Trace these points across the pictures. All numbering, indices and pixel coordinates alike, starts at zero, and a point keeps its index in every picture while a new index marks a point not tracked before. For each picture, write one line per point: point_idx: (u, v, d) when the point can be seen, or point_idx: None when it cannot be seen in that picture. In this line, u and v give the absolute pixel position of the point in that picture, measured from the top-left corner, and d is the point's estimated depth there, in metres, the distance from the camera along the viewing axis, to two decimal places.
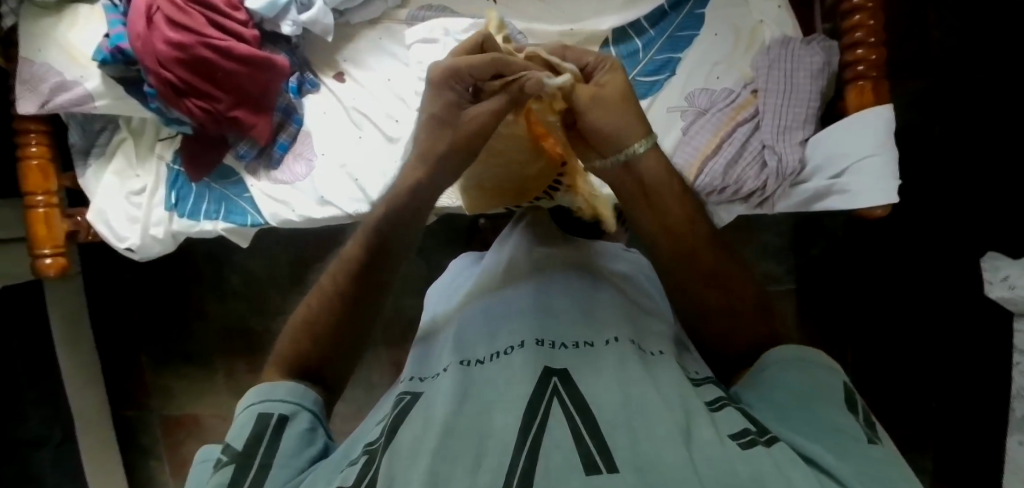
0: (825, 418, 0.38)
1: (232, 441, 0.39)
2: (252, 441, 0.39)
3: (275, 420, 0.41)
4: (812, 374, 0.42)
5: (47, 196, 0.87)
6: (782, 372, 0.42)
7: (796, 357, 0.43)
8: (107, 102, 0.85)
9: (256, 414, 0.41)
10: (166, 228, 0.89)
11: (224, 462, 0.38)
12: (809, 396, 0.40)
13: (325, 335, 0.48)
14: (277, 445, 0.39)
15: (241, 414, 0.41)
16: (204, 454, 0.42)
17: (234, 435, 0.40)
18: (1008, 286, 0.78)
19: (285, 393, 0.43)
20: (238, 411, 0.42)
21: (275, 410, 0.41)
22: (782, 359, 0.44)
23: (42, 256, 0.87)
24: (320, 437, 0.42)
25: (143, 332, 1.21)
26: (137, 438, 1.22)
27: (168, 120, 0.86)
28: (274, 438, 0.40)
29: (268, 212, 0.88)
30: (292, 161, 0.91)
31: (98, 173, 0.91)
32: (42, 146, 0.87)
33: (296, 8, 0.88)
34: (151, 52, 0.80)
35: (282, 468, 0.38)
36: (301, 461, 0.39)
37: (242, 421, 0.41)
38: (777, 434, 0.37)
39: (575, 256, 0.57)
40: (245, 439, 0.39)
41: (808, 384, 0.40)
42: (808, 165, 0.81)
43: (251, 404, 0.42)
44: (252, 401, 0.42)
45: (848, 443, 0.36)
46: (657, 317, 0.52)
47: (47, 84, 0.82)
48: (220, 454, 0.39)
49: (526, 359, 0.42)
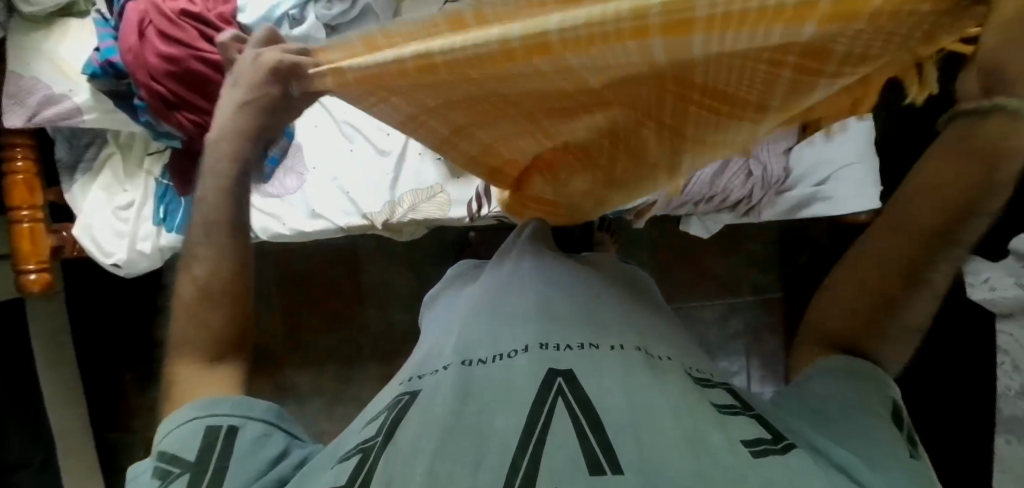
0: (866, 432, 0.41)
1: (180, 453, 0.39)
2: (204, 452, 0.39)
3: (224, 430, 0.40)
4: (862, 385, 0.43)
5: (32, 211, 0.85)
6: (827, 384, 0.45)
7: (853, 369, 0.44)
8: (96, 115, 0.84)
9: (203, 426, 0.40)
10: (154, 243, 0.88)
11: (176, 474, 0.39)
12: (853, 403, 0.42)
13: (221, 295, 0.45)
14: (229, 454, 0.40)
15: (184, 423, 0.41)
16: (138, 468, 0.41)
17: (179, 446, 0.39)
18: (989, 288, 0.81)
19: (231, 403, 0.42)
20: (176, 418, 0.41)
21: (224, 422, 0.41)
22: (834, 370, 0.45)
23: (27, 272, 0.85)
24: (277, 440, 0.42)
25: (128, 351, 1.19)
26: (119, 461, 1.19)
27: (157, 134, 0.86)
28: (225, 451, 0.40)
29: (258, 226, 0.90)
30: (282, 175, 0.92)
31: (85, 188, 0.89)
32: (28, 161, 0.86)
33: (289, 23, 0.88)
34: (143, 65, 0.80)
35: (236, 472, 0.39)
36: (256, 465, 0.40)
37: (186, 431, 0.40)
38: (791, 441, 0.39)
39: (579, 264, 0.56)
40: (198, 451, 0.39)
41: (854, 395, 0.43)
42: (794, 174, 0.84)
43: (195, 416, 0.41)
44: (196, 410, 0.41)
45: (887, 456, 0.39)
46: (658, 324, 0.52)
47: (35, 97, 0.82)
48: (164, 466, 0.39)
49: (530, 363, 0.41)
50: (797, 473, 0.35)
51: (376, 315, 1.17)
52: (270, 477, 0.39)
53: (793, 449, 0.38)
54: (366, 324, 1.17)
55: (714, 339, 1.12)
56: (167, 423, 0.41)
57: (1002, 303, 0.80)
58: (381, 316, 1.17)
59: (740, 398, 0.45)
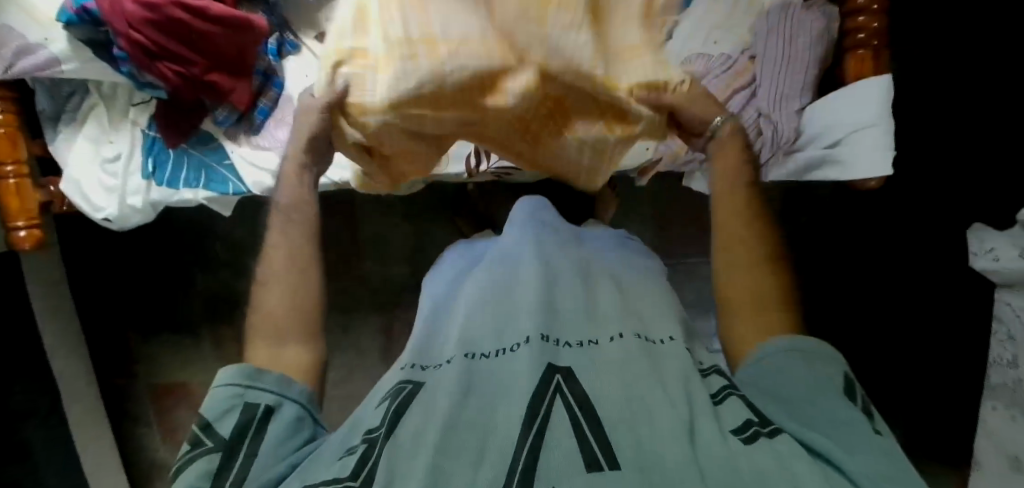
0: (830, 412, 0.41)
1: (219, 430, 0.43)
2: (239, 432, 0.43)
3: (261, 410, 0.45)
4: (817, 363, 0.45)
5: (17, 165, 0.83)
6: (789, 362, 0.45)
7: (801, 347, 0.46)
8: (75, 65, 0.80)
9: (242, 399, 0.45)
10: (145, 198, 0.87)
11: (209, 449, 0.43)
12: (816, 386, 0.43)
13: None
14: (263, 435, 0.44)
15: (228, 389, 0.45)
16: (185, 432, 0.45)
17: (217, 420, 0.44)
18: (994, 259, 0.76)
19: (269, 382, 0.46)
20: (222, 380, 0.46)
21: (261, 401, 0.45)
22: (789, 346, 0.46)
23: (16, 228, 0.85)
24: (307, 427, 0.47)
25: (130, 301, 1.20)
26: (127, 405, 1.24)
27: (141, 85, 0.81)
28: (261, 427, 0.44)
29: (250, 180, 0.87)
30: (274, 126, 0.88)
31: (69, 140, 0.87)
32: (10, 113, 0.83)
33: None
34: (120, 13, 0.74)
35: (267, 455, 0.43)
36: (287, 449, 0.44)
37: (222, 397, 0.45)
38: (777, 426, 0.40)
39: (574, 257, 0.55)
40: (233, 428, 0.44)
41: (814, 374, 0.44)
42: (803, 135, 0.80)
43: (237, 384, 0.45)
44: (238, 379, 0.46)
45: (860, 434, 0.39)
46: (651, 298, 0.52)
47: (9, 50, 0.77)
48: (204, 432, 0.43)
49: (531, 355, 0.41)
50: (785, 459, 0.35)
51: (374, 268, 1.17)
52: (288, 463, 0.43)
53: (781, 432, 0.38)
54: (365, 277, 1.17)
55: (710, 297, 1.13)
56: (214, 381, 0.46)
57: (1005, 275, 0.75)
58: (379, 268, 1.17)
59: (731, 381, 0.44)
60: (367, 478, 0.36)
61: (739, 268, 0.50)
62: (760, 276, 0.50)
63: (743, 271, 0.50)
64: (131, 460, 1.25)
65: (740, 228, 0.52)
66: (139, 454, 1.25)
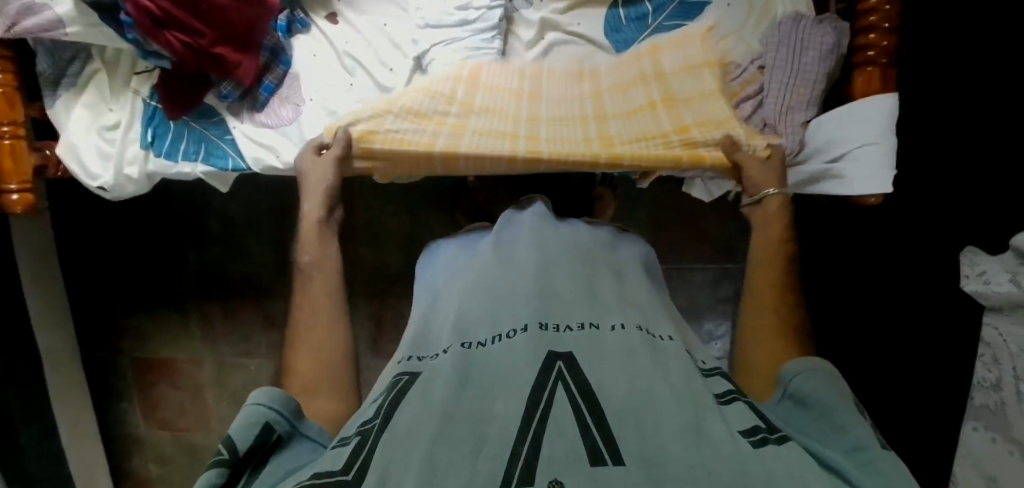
0: (838, 425, 0.44)
1: (234, 438, 0.43)
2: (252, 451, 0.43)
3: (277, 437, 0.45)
4: (834, 382, 0.48)
5: (14, 127, 0.82)
6: (814, 375, 0.49)
7: (816, 366, 0.50)
8: (79, 29, 0.78)
9: (263, 420, 0.45)
10: (142, 168, 0.87)
11: (219, 461, 0.42)
12: (825, 406, 0.46)
13: None
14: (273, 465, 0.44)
15: (250, 408, 0.45)
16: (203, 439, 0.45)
17: (236, 432, 0.43)
18: (984, 281, 0.75)
19: (290, 409, 0.46)
20: (251, 399, 0.46)
21: (279, 427, 0.45)
22: (806, 367, 0.50)
23: (8, 191, 0.83)
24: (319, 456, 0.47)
25: (120, 273, 1.19)
26: (110, 378, 1.22)
27: (145, 53, 0.79)
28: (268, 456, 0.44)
29: (250, 156, 0.86)
30: (277, 105, 0.88)
31: (68, 105, 0.86)
32: (8, 72, 0.81)
33: (326, 22, 0.91)
34: None
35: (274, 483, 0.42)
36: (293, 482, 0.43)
37: (248, 417, 0.45)
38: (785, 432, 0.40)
39: (578, 249, 0.55)
40: (249, 446, 0.43)
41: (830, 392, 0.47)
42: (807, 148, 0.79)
43: (262, 404, 0.46)
44: (264, 403, 0.45)
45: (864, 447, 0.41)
46: (651, 298, 0.53)
47: (13, 6, 0.75)
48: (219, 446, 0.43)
49: (531, 342, 0.42)
50: (793, 459, 0.35)
51: (369, 254, 1.16)
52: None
53: (788, 440, 0.39)
54: (359, 262, 1.16)
55: (703, 302, 1.13)
56: (247, 399, 0.46)
57: (993, 298, 0.74)
58: (375, 254, 1.16)
59: (734, 385, 0.46)
60: (363, 468, 0.36)
61: (763, 331, 0.56)
62: (775, 341, 0.55)
63: (765, 328, 0.57)
64: (111, 434, 1.24)
65: (770, 293, 0.59)
66: (119, 429, 1.24)
